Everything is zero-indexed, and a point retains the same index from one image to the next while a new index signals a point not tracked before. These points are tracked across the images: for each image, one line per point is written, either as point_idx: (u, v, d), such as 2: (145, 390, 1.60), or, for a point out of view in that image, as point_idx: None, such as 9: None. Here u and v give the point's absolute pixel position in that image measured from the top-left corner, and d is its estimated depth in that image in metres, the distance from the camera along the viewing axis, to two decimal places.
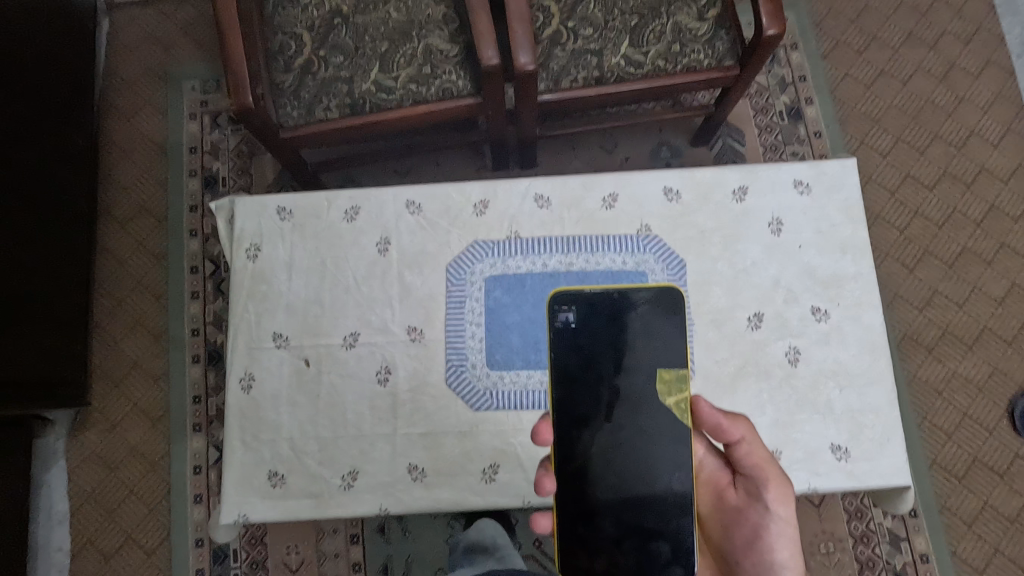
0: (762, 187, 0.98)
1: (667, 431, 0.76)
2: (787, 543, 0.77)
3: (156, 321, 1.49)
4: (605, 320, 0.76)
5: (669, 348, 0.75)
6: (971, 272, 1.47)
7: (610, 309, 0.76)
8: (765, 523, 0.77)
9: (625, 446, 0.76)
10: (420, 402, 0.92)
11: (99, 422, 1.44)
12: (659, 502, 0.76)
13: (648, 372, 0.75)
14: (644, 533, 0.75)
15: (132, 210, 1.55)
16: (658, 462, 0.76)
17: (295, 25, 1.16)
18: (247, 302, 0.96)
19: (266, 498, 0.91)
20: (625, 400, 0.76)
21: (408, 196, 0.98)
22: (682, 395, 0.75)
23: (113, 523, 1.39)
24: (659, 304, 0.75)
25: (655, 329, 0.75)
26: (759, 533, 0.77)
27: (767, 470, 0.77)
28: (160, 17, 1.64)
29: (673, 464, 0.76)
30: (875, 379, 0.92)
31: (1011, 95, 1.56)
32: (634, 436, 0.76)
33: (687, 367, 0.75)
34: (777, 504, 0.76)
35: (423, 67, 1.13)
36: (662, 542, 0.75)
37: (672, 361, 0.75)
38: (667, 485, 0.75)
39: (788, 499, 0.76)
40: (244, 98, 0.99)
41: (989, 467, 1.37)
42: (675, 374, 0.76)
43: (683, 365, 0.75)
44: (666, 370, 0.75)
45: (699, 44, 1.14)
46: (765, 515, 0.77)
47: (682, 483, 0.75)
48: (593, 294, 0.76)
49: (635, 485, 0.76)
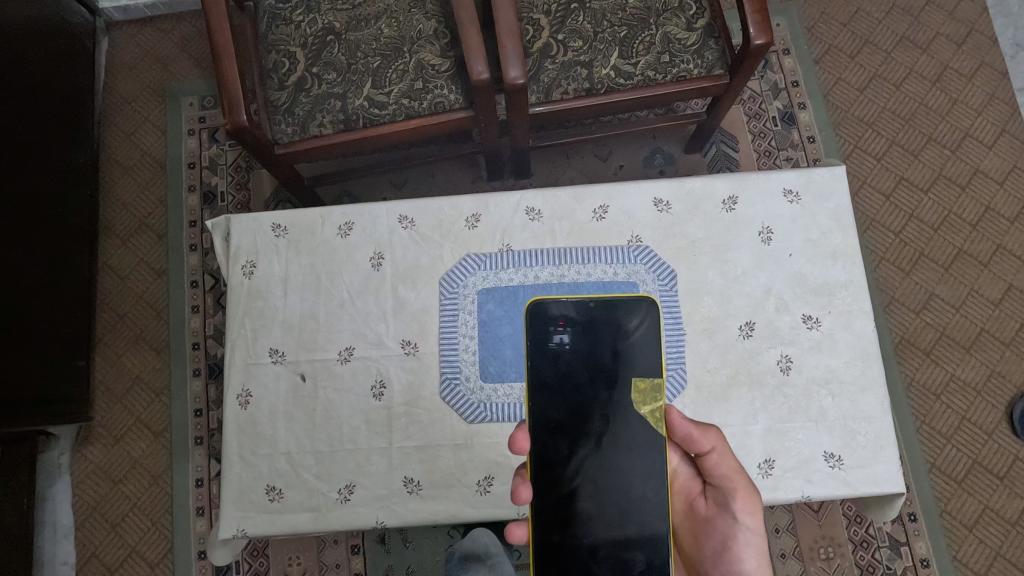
0: (752, 196, 0.98)
1: (641, 440, 0.76)
2: (753, 553, 0.78)
3: (157, 335, 1.51)
4: (587, 335, 0.76)
5: (644, 358, 0.76)
6: (968, 274, 1.47)
7: (593, 325, 0.76)
8: (732, 533, 0.78)
9: (601, 455, 0.77)
10: (415, 415, 0.93)
11: (103, 436, 1.46)
12: (637, 512, 0.76)
13: (622, 383, 0.77)
14: (617, 545, 0.76)
15: (132, 225, 1.57)
16: (633, 471, 0.76)
17: (288, 42, 1.18)
18: (244, 319, 0.97)
19: (263, 513, 0.92)
20: (599, 409, 0.77)
21: (401, 211, 0.99)
22: (657, 404, 0.76)
23: (117, 535, 1.41)
24: (636, 315, 0.76)
25: (631, 350, 0.76)
26: (726, 542, 0.79)
27: (735, 481, 0.77)
28: (158, 34, 1.66)
29: (648, 473, 0.76)
30: (867, 387, 0.92)
31: (1005, 96, 1.56)
32: (610, 445, 0.77)
33: (662, 377, 0.76)
34: (744, 514, 0.77)
35: (416, 82, 1.15)
36: (635, 551, 0.76)
37: (648, 370, 0.76)
38: (640, 493, 0.76)
39: (755, 509, 0.78)
40: (238, 117, 0.99)
41: (988, 471, 1.37)
42: (651, 383, 0.76)
43: (660, 374, 0.76)
44: (642, 379, 0.76)
45: (688, 54, 1.15)
46: (732, 525, 0.78)
47: (656, 492, 0.76)
48: (579, 310, 0.76)
49: (608, 494, 0.76)
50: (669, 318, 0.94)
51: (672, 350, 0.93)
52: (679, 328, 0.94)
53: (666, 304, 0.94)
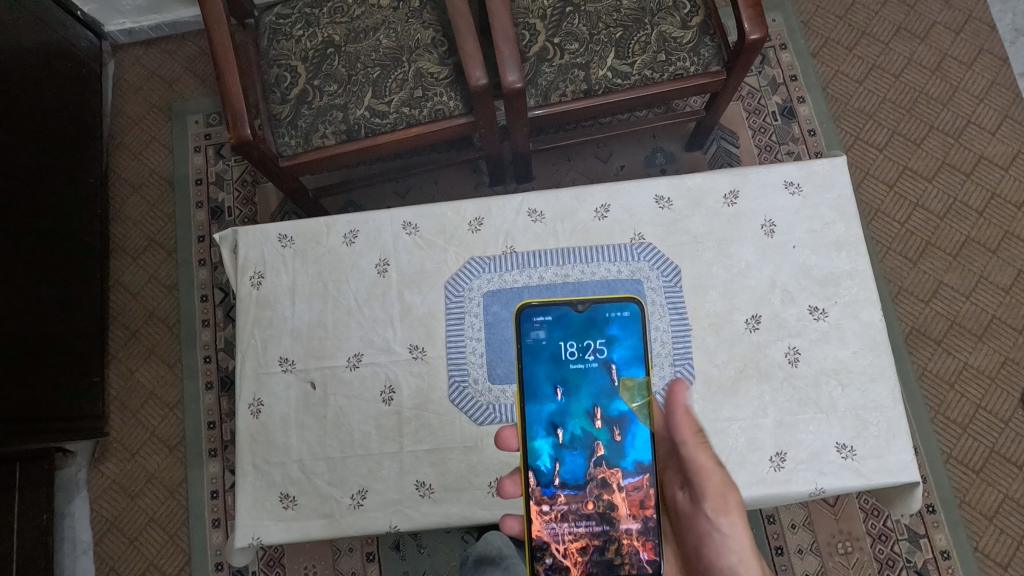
0: (754, 189, 0.99)
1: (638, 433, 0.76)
2: (733, 550, 0.71)
3: (169, 350, 1.53)
4: (573, 334, 0.77)
5: (631, 355, 0.76)
6: (976, 261, 1.46)
7: (579, 324, 0.77)
8: (708, 531, 0.72)
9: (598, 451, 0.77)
10: (424, 420, 0.94)
11: (119, 451, 1.48)
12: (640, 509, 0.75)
13: (611, 384, 0.76)
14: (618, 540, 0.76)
15: (142, 242, 1.59)
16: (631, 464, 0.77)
17: (289, 57, 1.20)
18: (253, 329, 0.98)
19: (278, 520, 0.92)
20: (589, 410, 0.75)
21: (404, 218, 1.00)
22: (644, 402, 0.75)
23: (135, 549, 1.42)
24: (621, 315, 0.77)
25: (617, 349, 0.76)
26: (703, 540, 0.73)
27: (707, 476, 0.71)
28: (162, 55, 1.69)
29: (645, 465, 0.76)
30: (877, 376, 0.92)
31: (1006, 81, 1.56)
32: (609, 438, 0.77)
33: (649, 374, 0.75)
34: (716, 514, 0.70)
35: (415, 90, 1.16)
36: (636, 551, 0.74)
37: (635, 368, 0.76)
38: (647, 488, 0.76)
39: (728, 509, 0.70)
40: (242, 131, 1.01)
41: (1006, 459, 1.35)
42: (638, 381, 0.76)
43: (645, 371, 0.75)
44: (628, 378, 0.76)
45: (684, 52, 1.16)
46: (706, 521, 0.72)
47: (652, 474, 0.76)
48: (564, 309, 0.77)
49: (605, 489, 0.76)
50: (673, 314, 0.94)
51: (678, 347, 0.93)
52: (684, 323, 0.94)
53: (671, 301, 0.95)
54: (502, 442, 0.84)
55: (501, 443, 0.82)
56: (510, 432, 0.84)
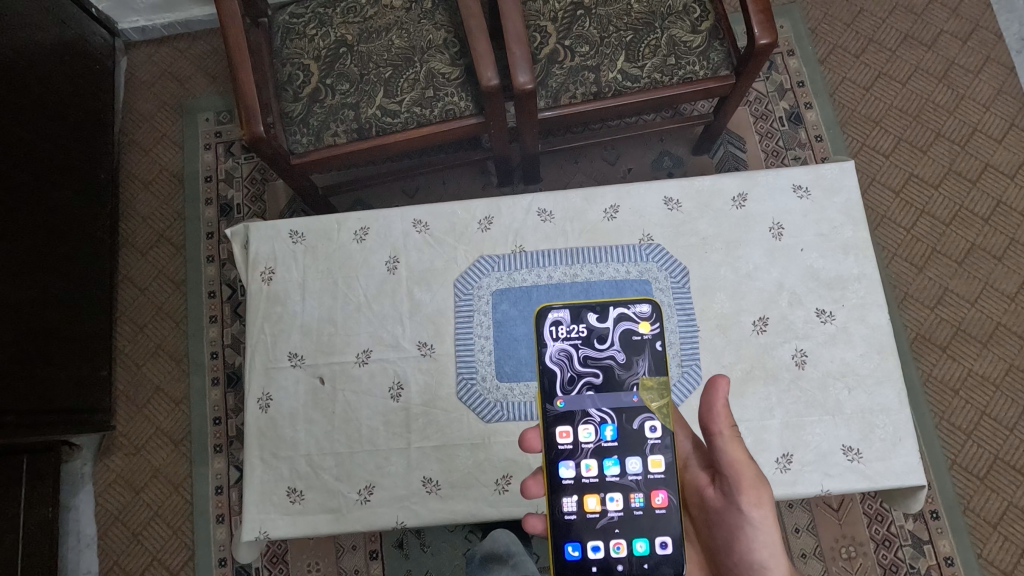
0: (761, 192, 0.99)
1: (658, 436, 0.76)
2: (765, 543, 0.71)
3: (176, 345, 1.53)
4: (592, 334, 0.76)
5: (651, 354, 0.76)
6: (981, 268, 1.46)
7: (597, 323, 0.76)
8: (740, 525, 0.72)
9: None
10: (433, 416, 0.94)
11: (125, 445, 1.48)
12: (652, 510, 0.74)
13: (629, 384, 0.76)
14: None
15: (152, 238, 1.60)
16: None
17: (302, 56, 1.21)
18: (263, 323, 0.99)
19: (286, 514, 0.93)
20: (608, 409, 0.76)
21: (414, 216, 1.01)
22: (664, 401, 0.75)
23: (139, 543, 1.43)
24: (639, 313, 0.76)
25: (637, 348, 0.76)
26: (734, 534, 0.72)
27: (741, 471, 0.71)
28: (174, 53, 1.70)
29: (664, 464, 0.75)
30: (884, 379, 0.92)
31: (1013, 90, 1.57)
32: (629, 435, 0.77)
33: (667, 374, 0.76)
34: (750, 507, 0.70)
35: (426, 90, 1.17)
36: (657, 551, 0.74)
37: (653, 368, 0.76)
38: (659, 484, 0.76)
39: (761, 502, 0.70)
40: (255, 127, 1.02)
41: (1011, 466, 1.36)
42: (658, 381, 0.76)
43: (664, 372, 0.76)
44: (647, 378, 0.76)
45: (693, 56, 1.16)
46: (739, 516, 0.71)
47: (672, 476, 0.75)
48: (583, 309, 0.76)
49: None
50: (681, 315, 0.95)
51: (685, 348, 0.94)
52: (692, 323, 0.94)
53: (679, 301, 0.95)
54: (527, 445, 0.80)
55: (524, 446, 0.80)
56: (535, 434, 0.80)
